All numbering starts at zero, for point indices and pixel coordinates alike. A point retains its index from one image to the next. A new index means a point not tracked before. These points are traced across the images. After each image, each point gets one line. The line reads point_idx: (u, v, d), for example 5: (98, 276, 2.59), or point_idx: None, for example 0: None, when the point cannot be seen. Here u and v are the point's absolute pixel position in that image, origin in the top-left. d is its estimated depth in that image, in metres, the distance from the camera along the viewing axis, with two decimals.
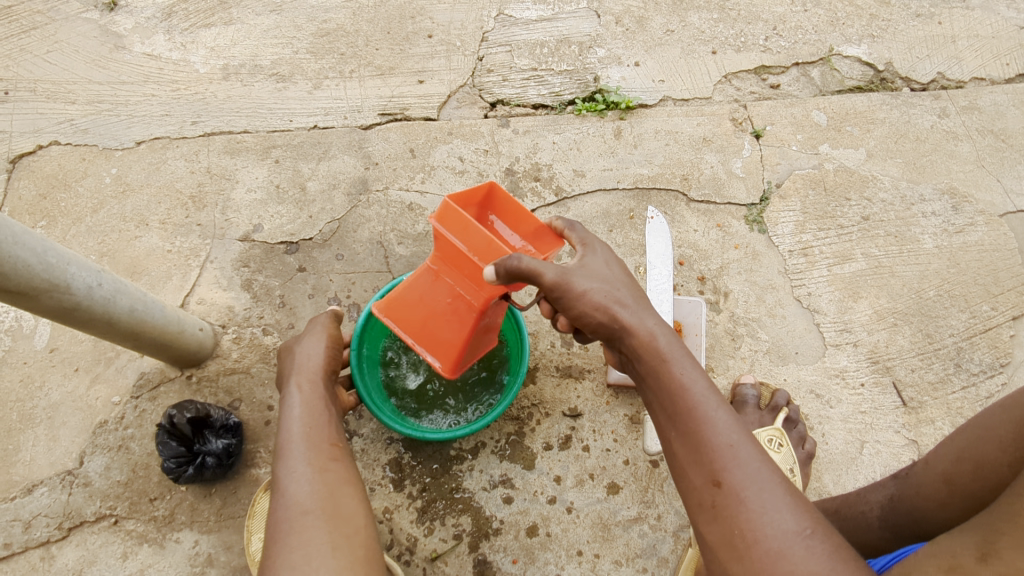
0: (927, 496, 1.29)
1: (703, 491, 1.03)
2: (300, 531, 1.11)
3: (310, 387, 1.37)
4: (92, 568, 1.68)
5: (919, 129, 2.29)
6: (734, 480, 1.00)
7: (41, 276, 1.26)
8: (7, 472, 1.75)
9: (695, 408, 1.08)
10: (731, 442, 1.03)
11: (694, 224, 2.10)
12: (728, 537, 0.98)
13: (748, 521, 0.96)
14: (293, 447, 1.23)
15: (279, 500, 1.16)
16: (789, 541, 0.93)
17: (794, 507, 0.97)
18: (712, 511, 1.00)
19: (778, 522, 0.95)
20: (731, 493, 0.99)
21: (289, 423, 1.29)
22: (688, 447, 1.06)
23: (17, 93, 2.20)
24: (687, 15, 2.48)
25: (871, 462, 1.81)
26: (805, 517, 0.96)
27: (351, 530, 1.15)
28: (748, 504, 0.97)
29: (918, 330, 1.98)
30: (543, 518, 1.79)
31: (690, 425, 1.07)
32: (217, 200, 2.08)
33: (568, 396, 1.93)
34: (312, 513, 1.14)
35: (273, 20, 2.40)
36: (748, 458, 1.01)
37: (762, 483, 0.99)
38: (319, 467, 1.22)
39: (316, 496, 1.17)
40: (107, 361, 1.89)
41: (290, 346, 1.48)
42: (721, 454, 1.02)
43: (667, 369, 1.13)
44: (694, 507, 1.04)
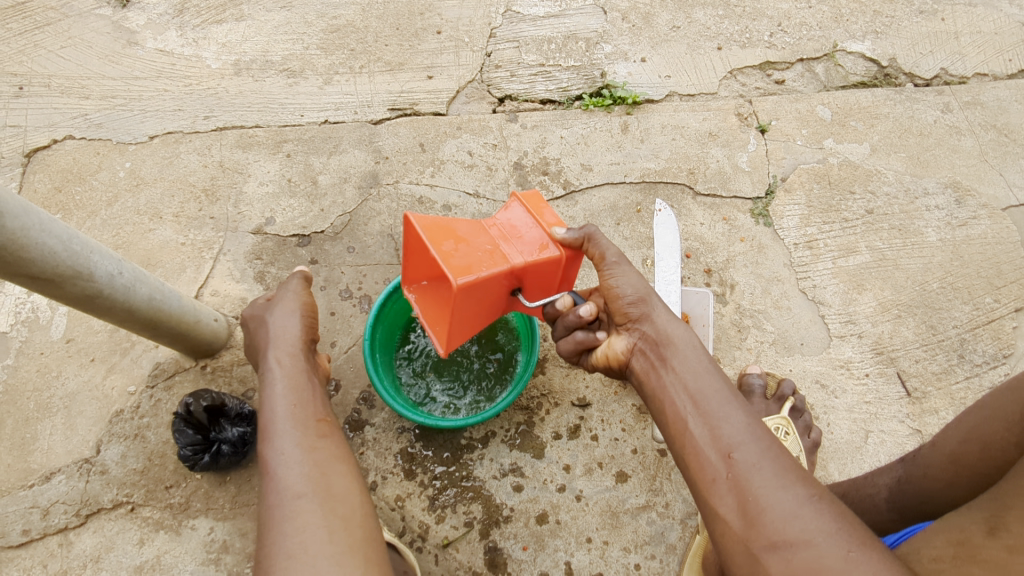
0: (934, 477, 1.32)
1: (717, 466, 1.04)
2: (294, 516, 1.12)
3: (290, 362, 1.38)
4: (109, 554, 1.70)
5: (922, 124, 2.32)
6: (748, 454, 1.03)
7: (66, 263, 1.29)
8: (25, 461, 1.78)
9: (713, 393, 1.14)
10: (748, 421, 1.08)
11: (700, 217, 2.12)
12: (739, 504, 1.00)
13: (760, 487, 0.99)
14: (280, 428, 1.25)
15: (271, 484, 1.17)
16: (800, 505, 0.96)
17: (808, 481, 1.00)
18: (725, 480, 1.02)
19: (789, 490, 0.98)
20: (746, 466, 1.02)
21: (275, 401, 1.30)
22: (703, 425, 1.10)
23: (32, 89, 2.24)
24: (692, 12, 2.51)
25: (876, 451, 1.84)
26: (815, 487, 0.99)
27: (345, 512, 1.17)
28: (760, 473, 1.01)
29: (922, 322, 2.01)
30: (553, 506, 1.82)
31: (706, 406, 1.12)
32: (230, 193, 2.11)
33: (577, 385, 1.96)
34: (305, 497, 1.15)
35: (284, 16, 2.43)
36: (761, 436, 1.06)
37: (773, 455, 1.02)
38: (309, 447, 1.23)
39: (309, 479, 1.18)
40: (123, 351, 1.92)
41: (260, 317, 1.48)
42: (738, 432, 1.06)
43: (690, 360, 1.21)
44: (705, 483, 1.05)
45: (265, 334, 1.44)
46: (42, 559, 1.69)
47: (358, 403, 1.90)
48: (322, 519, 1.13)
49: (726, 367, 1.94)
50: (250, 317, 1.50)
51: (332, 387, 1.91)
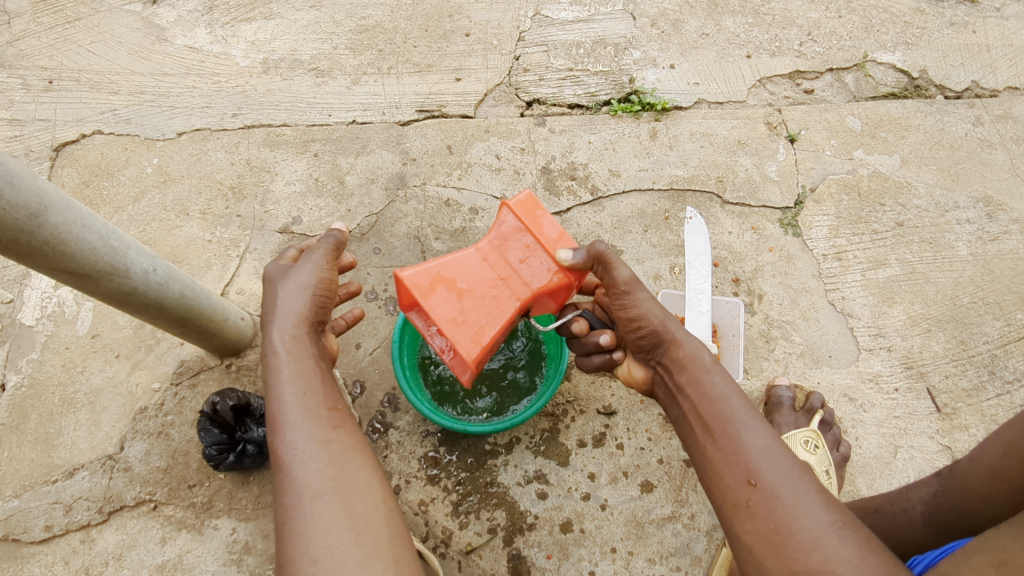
0: (972, 492, 1.30)
1: (738, 492, 1.12)
2: (315, 517, 1.11)
3: (298, 349, 1.31)
4: (131, 552, 1.69)
5: (952, 137, 2.30)
6: (767, 480, 1.10)
7: (103, 258, 1.29)
8: (49, 456, 1.77)
9: (731, 416, 1.20)
10: (766, 445, 1.15)
11: (729, 226, 2.11)
12: (763, 531, 1.06)
13: (784, 514, 1.06)
14: (294, 422, 1.21)
15: (288, 483, 1.15)
16: (822, 531, 1.02)
17: (826, 504, 1.07)
18: (748, 507, 1.09)
19: (811, 515, 1.05)
20: (765, 492, 1.09)
21: (281, 388, 1.25)
22: (725, 451, 1.17)
23: (61, 83, 2.24)
24: (721, 19, 2.50)
25: (906, 467, 1.81)
26: (836, 512, 1.06)
27: (364, 508, 1.15)
28: (781, 499, 1.07)
29: (952, 336, 1.99)
30: (577, 514, 1.80)
31: (727, 430, 1.19)
32: (257, 192, 2.10)
33: (603, 393, 1.94)
34: (324, 496, 1.13)
35: (313, 15, 2.43)
36: (780, 460, 1.12)
37: (793, 479, 1.10)
38: (322, 441, 1.20)
39: (327, 476, 1.16)
40: (148, 348, 1.91)
41: (273, 284, 1.39)
42: (756, 456, 1.13)
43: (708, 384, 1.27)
44: (728, 508, 1.13)
45: (274, 305, 1.36)
46: (64, 556, 1.68)
47: (382, 405, 1.89)
48: (343, 519, 1.11)
49: (753, 378, 1.92)
50: (267, 276, 1.42)
51: (356, 389, 1.89)
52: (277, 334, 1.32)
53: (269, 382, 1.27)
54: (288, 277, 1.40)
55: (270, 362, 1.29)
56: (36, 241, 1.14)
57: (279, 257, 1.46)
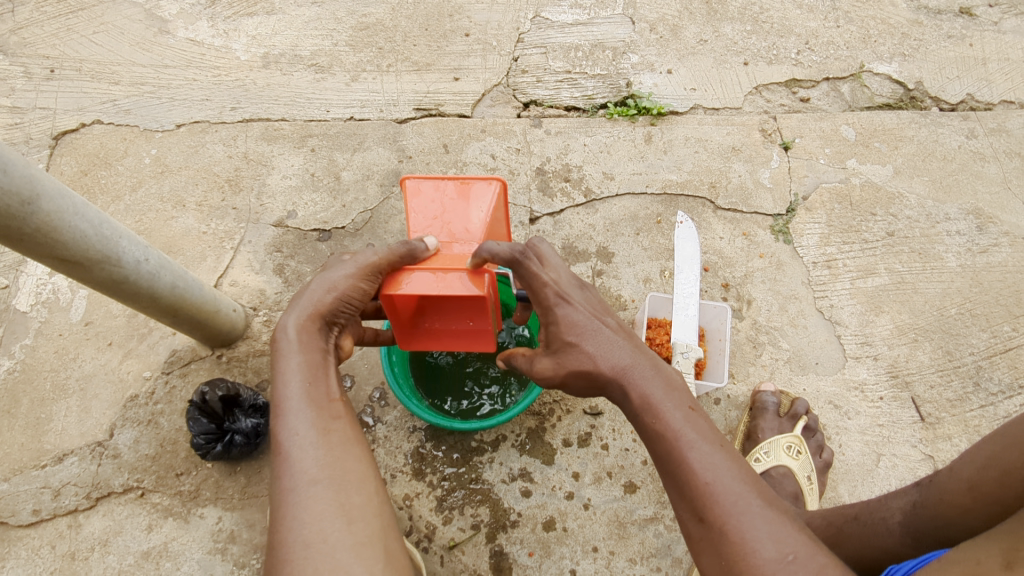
0: (950, 503, 1.31)
1: (690, 526, 1.02)
2: (310, 504, 1.02)
3: (309, 336, 1.24)
4: (117, 538, 1.71)
5: (946, 149, 2.32)
6: (715, 513, 0.98)
7: (96, 247, 1.31)
8: (39, 441, 1.79)
9: (672, 437, 1.07)
10: (710, 473, 1.01)
11: (720, 231, 2.12)
12: (719, 569, 0.96)
13: (735, 553, 0.94)
14: (294, 404, 1.12)
15: (280, 468, 1.06)
16: (775, 571, 0.91)
17: (779, 536, 0.94)
18: (701, 543, 1.00)
19: (766, 551, 0.93)
20: (714, 527, 0.97)
21: (283, 371, 1.16)
22: (671, 482, 1.05)
23: (62, 72, 2.26)
24: (721, 26, 2.52)
25: (887, 475, 1.83)
26: (794, 543, 0.93)
27: (358, 500, 1.06)
28: (732, 534, 0.95)
29: (938, 347, 2.00)
30: (560, 513, 1.82)
31: (668, 457, 1.06)
32: (254, 185, 2.12)
33: (589, 394, 1.95)
34: (320, 483, 1.05)
35: (314, 11, 2.45)
36: (728, 487, 0.99)
37: (744, 508, 0.97)
38: (321, 427, 1.11)
39: (323, 462, 1.07)
40: (140, 336, 1.93)
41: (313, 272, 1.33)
42: (698, 487, 1.01)
43: (645, 397, 1.13)
44: (686, 541, 1.03)
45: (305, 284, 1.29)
46: (50, 540, 1.70)
47: (371, 400, 1.91)
48: (337, 508, 1.03)
49: (739, 383, 1.93)
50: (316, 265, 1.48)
51: (346, 383, 1.93)
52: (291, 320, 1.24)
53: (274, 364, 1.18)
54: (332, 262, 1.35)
55: (279, 342, 1.21)
56: (29, 228, 1.16)
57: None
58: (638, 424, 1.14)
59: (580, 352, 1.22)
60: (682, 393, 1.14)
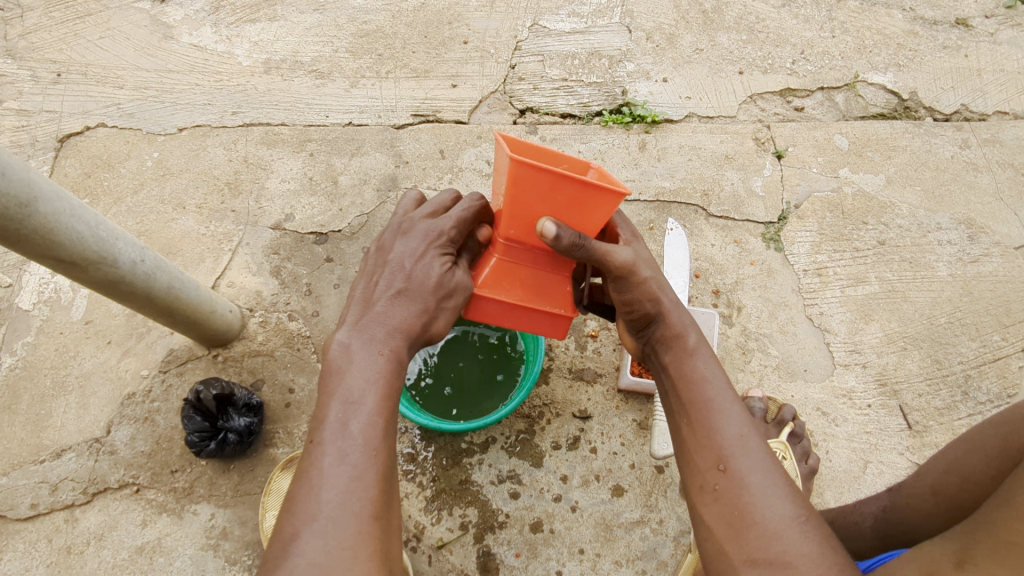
0: (914, 507, 1.34)
1: (707, 474, 1.13)
2: (367, 539, 0.99)
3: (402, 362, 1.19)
4: (112, 533, 1.74)
5: (939, 158, 2.33)
6: (738, 466, 1.11)
7: (93, 248, 1.35)
8: (38, 436, 1.83)
9: (710, 401, 1.20)
10: (741, 433, 1.15)
11: (712, 238, 2.14)
12: (726, 515, 1.08)
13: (748, 504, 1.07)
14: (378, 428, 1.08)
15: (347, 488, 1.02)
16: (785, 525, 1.04)
17: (793, 497, 1.08)
18: (716, 491, 1.11)
19: (775, 507, 1.06)
20: (735, 478, 1.10)
21: (379, 389, 1.12)
22: (697, 433, 1.18)
23: (69, 76, 2.31)
24: (716, 36, 2.55)
25: (874, 481, 1.83)
26: (801, 505, 1.07)
27: (395, 548, 1.05)
28: (749, 487, 1.09)
29: (927, 355, 2.01)
30: (548, 515, 1.84)
31: (702, 414, 1.19)
32: (252, 188, 2.16)
33: (579, 398, 1.98)
34: (381, 521, 1.02)
35: (316, 19, 2.51)
36: (753, 449, 1.13)
37: (764, 470, 1.11)
38: (392, 463, 1.08)
39: (385, 501, 1.04)
40: (139, 336, 1.97)
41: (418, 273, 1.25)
42: (730, 442, 1.14)
43: (690, 364, 1.26)
44: (694, 488, 1.15)
45: (420, 296, 1.25)
46: (47, 534, 1.73)
47: None
48: (385, 552, 1.01)
49: None
50: (429, 227, 1.30)
51: None
52: (405, 342, 1.21)
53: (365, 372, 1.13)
54: (447, 276, 1.29)
55: (383, 356, 1.16)
56: (26, 229, 1.20)
57: (451, 218, 1.33)
58: (677, 380, 1.26)
59: (651, 300, 1.31)
60: (721, 364, 1.27)
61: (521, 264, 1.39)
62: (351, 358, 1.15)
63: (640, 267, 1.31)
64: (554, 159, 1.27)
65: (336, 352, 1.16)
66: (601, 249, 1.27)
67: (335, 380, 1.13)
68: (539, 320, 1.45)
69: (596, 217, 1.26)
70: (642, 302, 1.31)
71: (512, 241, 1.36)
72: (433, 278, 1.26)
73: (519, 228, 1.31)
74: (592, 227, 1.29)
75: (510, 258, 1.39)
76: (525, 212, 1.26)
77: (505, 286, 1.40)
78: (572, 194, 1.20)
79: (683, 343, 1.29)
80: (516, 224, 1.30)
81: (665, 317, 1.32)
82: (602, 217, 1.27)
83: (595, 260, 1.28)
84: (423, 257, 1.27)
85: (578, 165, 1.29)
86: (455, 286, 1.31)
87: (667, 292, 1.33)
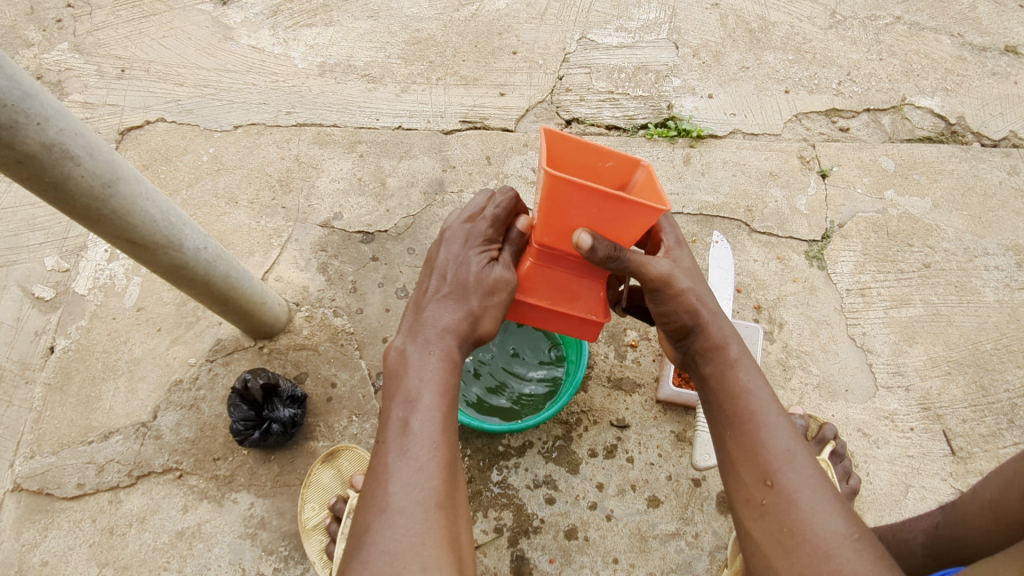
0: (970, 524, 1.35)
1: (753, 489, 1.13)
2: (434, 528, 1.01)
3: (453, 359, 1.22)
4: (154, 516, 1.76)
5: (986, 184, 2.32)
6: (786, 481, 1.11)
7: (162, 232, 1.40)
8: (88, 417, 1.87)
9: (755, 414, 1.19)
10: (788, 447, 1.15)
11: (755, 254, 2.14)
12: (776, 531, 1.08)
13: (798, 520, 1.07)
14: (432, 420, 1.11)
15: (411, 479, 1.04)
16: (836, 542, 1.03)
17: (843, 513, 1.07)
18: (763, 507, 1.11)
19: (826, 523, 1.05)
20: (783, 493, 1.10)
21: (436, 386, 1.15)
22: (742, 447, 1.17)
23: (132, 72, 2.41)
24: (763, 54, 2.58)
25: (916, 506, 1.79)
26: (853, 522, 1.06)
27: (465, 535, 1.05)
28: (799, 503, 1.08)
29: (972, 381, 1.98)
30: (583, 522, 1.83)
31: (747, 428, 1.19)
32: (303, 186, 2.21)
33: (617, 407, 1.99)
34: (446, 510, 1.04)
35: (370, 25, 2.59)
36: (801, 464, 1.13)
37: (814, 486, 1.10)
38: (454, 455, 1.10)
39: (448, 491, 1.06)
40: (188, 325, 2.01)
41: (456, 275, 1.29)
42: (778, 457, 1.14)
43: (732, 376, 1.25)
44: (741, 503, 1.15)
45: (461, 296, 1.28)
46: (91, 514, 1.75)
47: None
48: (451, 541, 1.01)
49: None
50: (467, 232, 1.34)
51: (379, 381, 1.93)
52: (456, 342, 1.24)
53: (422, 372, 1.17)
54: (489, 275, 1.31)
55: (435, 356, 1.19)
56: (106, 209, 1.26)
57: (488, 220, 1.35)
58: (719, 392, 1.26)
59: (690, 311, 1.31)
60: (764, 376, 1.26)
61: (553, 271, 1.40)
62: (405, 361, 1.19)
63: (678, 277, 1.32)
64: (602, 155, 1.29)
65: (393, 357, 1.21)
66: (637, 261, 1.28)
67: (396, 382, 1.17)
68: (570, 324, 1.50)
69: (632, 230, 1.27)
70: (679, 313, 1.32)
71: (546, 248, 1.36)
72: (470, 277, 1.29)
73: (553, 237, 1.31)
74: (629, 238, 1.29)
75: (544, 263, 1.39)
76: (561, 221, 1.27)
77: (538, 290, 1.44)
78: (611, 207, 1.20)
79: (725, 354, 1.28)
80: (551, 233, 1.31)
81: (704, 327, 1.31)
82: (640, 230, 1.26)
83: (631, 270, 1.30)
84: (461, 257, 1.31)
85: (626, 162, 1.30)
86: (496, 282, 1.31)
87: (706, 302, 1.33)
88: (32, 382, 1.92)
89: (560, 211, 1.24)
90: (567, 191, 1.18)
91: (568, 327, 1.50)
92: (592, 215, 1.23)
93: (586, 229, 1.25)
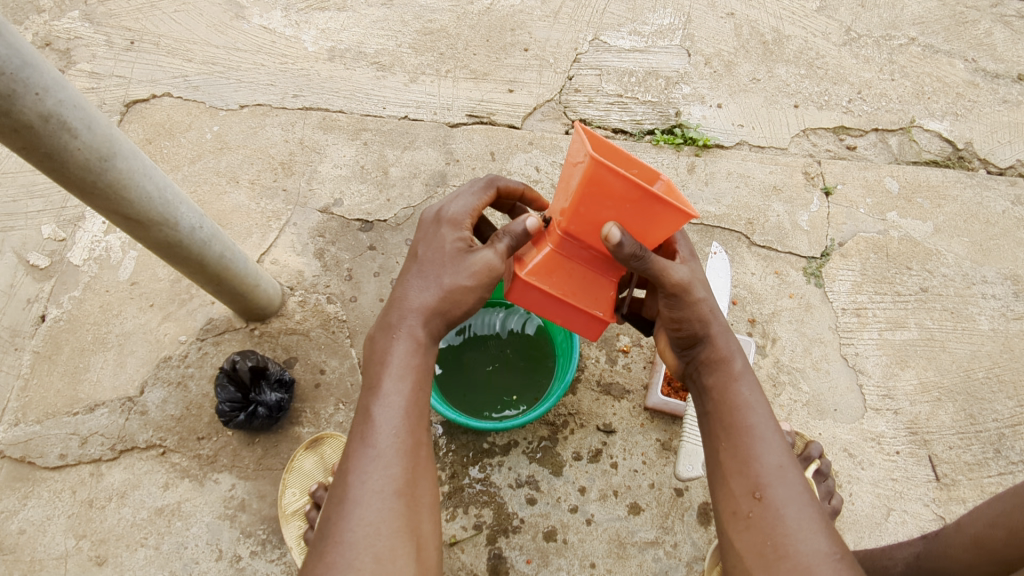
0: (954, 556, 1.37)
1: (741, 501, 1.13)
2: (390, 517, 1.01)
3: (418, 340, 1.19)
4: (134, 492, 1.76)
5: (989, 213, 2.31)
6: (775, 496, 1.11)
7: (157, 208, 1.39)
8: (74, 388, 1.87)
9: (752, 428, 1.19)
10: (780, 463, 1.15)
11: (752, 267, 2.13)
12: (759, 545, 1.08)
13: (782, 535, 1.07)
14: (389, 407, 1.10)
15: (369, 468, 1.05)
16: (818, 560, 1.03)
17: (828, 533, 1.07)
18: (749, 519, 1.11)
19: (811, 542, 1.06)
20: (770, 507, 1.10)
21: (399, 370, 1.14)
22: (736, 459, 1.17)
23: (141, 45, 2.40)
24: (775, 67, 2.56)
25: (895, 530, 1.79)
26: (836, 543, 1.06)
27: (427, 525, 1.05)
28: (785, 519, 1.08)
29: (961, 409, 1.98)
30: (562, 524, 1.83)
31: (742, 440, 1.18)
32: (305, 170, 2.20)
33: (604, 412, 1.98)
34: (405, 498, 1.04)
35: (383, 12, 2.58)
36: (791, 481, 1.13)
37: (802, 503, 1.10)
38: (417, 440, 1.10)
39: (409, 479, 1.06)
40: (181, 302, 2.01)
41: (422, 258, 1.26)
42: (769, 472, 1.14)
43: (734, 389, 1.25)
44: (727, 514, 1.14)
45: (434, 275, 1.23)
46: (72, 485, 1.75)
47: None
48: (408, 531, 1.02)
49: None
50: (440, 211, 1.31)
51: None
52: (424, 320, 1.20)
53: (388, 357, 1.16)
54: (463, 255, 1.25)
55: (400, 339, 1.18)
56: (101, 182, 1.26)
57: (461, 199, 1.33)
58: (720, 402, 1.25)
59: (701, 321, 1.30)
60: (765, 394, 1.26)
61: (570, 262, 1.38)
62: (374, 348, 1.20)
63: (695, 286, 1.30)
64: (627, 160, 1.28)
65: (367, 346, 1.22)
66: (662, 262, 1.27)
67: (367, 369, 1.18)
68: (576, 317, 1.44)
69: (658, 232, 1.27)
70: (691, 322, 1.31)
71: (570, 236, 1.34)
72: (443, 255, 1.25)
73: (579, 226, 1.30)
74: (652, 240, 1.29)
75: (563, 254, 1.37)
76: (591, 212, 1.25)
77: (551, 278, 1.39)
78: (645, 206, 1.20)
79: (729, 367, 1.27)
80: (578, 221, 1.29)
81: (711, 339, 1.30)
82: (665, 233, 1.27)
83: (651, 274, 1.28)
84: (434, 239, 1.28)
85: (647, 172, 1.30)
86: (472, 262, 1.24)
87: (718, 314, 1.32)
88: (21, 349, 1.92)
89: (591, 201, 1.22)
90: (607, 180, 1.17)
91: (574, 321, 1.45)
92: (622, 210, 1.23)
93: (615, 223, 1.24)
